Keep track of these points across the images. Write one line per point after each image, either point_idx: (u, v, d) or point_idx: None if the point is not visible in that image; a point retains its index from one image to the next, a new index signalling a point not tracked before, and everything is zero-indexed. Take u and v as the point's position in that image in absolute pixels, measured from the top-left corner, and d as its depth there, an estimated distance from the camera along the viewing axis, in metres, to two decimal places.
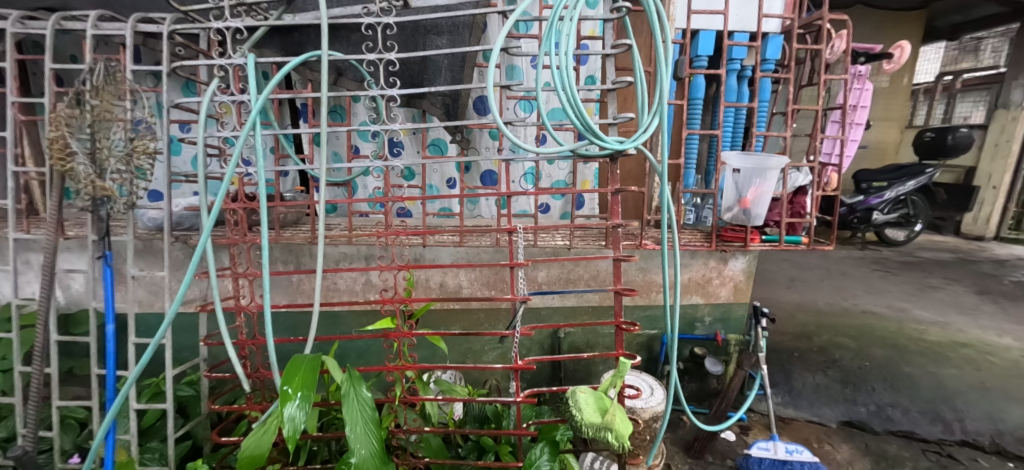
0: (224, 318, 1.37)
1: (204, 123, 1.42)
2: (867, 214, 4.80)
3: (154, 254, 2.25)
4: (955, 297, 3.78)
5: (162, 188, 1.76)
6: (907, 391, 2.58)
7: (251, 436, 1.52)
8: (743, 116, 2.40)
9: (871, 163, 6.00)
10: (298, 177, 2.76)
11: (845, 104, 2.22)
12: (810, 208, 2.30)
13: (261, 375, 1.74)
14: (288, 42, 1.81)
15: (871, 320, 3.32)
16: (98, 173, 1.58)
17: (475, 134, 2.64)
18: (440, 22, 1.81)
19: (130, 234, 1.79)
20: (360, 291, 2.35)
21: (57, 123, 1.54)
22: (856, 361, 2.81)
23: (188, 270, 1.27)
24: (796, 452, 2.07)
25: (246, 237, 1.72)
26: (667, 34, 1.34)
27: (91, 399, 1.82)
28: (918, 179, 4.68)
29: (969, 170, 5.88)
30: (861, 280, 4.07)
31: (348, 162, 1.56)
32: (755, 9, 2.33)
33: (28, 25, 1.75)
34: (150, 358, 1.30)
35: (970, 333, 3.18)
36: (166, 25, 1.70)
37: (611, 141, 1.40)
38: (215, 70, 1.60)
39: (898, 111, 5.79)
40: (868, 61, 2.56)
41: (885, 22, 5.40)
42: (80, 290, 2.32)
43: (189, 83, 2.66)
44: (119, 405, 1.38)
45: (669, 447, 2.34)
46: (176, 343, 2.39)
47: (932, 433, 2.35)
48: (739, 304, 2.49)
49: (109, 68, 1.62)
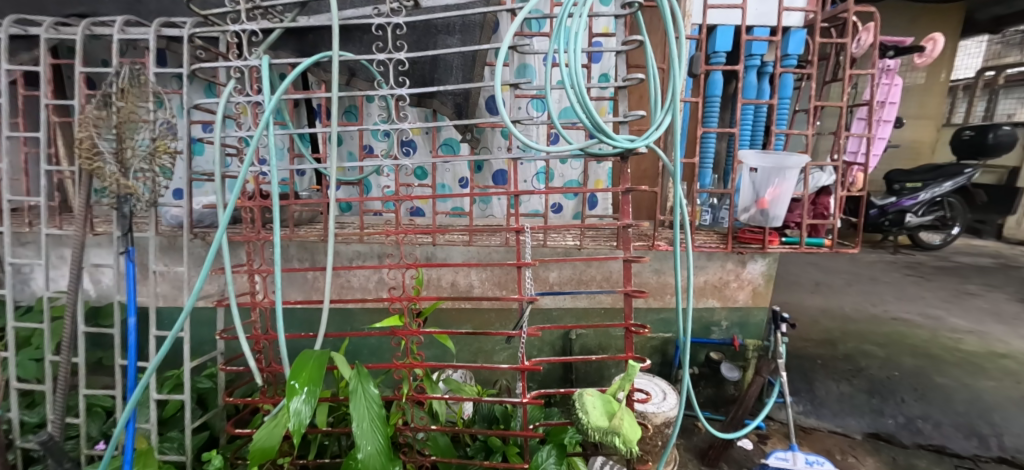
0: (238, 314, 1.41)
1: (222, 122, 1.47)
2: (900, 216, 4.59)
3: (176, 251, 2.33)
4: (995, 305, 3.56)
5: (183, 187, 1.83)
6: (939, 403, 2.44)
7: (262, 429, 1.56)
8: (763, 114, 2.31)
9: (905, 163, 5.73)
10: (313, 177, 2.82)
11: (873, 100, 2.08)
12: (834, 209, 2.19)
13: (272, 369, 1.78)
14: (303, 44, 1.89)
15: (901, 327, 3.16)
16: (122, 172, 1.64)
17: (486, 133, 2.61)
18: (451, 22, 1.85)
19: (153, 230, 1.84)
20: (372, 288, 2.38)
21: (85, 125, 1.61)
22: (884, 370, 2.67)
23: (204, 265, 1.29)
24: (817, 464, 1.97)
25: (260, 234, 1.75)
26: (681, 29, 1.30)
27: (116, 388, 1.89)
28: (956, 180, 4.43)
29: (1012, 170, 5.56)
30: (892, 286, 3.89)
31: (359, 160, 1.57)
32: (775, 3, 2.22)
33: (61, 31, 1.84)
34: (167, 351, 1.32)
35: (1012, 343, 2.98)
36: (186, 28, 1.77)
37: (621, 140, 1.37)
38: (232, 72, 1.64)
39: (936, 109, 5.53)
40: (897, 55, 2.36)
41: (920, 15, 5.16)
42: (109, 284, 2.42)
43: (211, 85, 2.76)
44: (138, 395, 1.42)
45: (683, 454, 2.28)
46: (197, 336, 2.48)
47: (966, 448, 2.23)
48: (757, 308, 2.40)
49: (134, 71, 1.67)
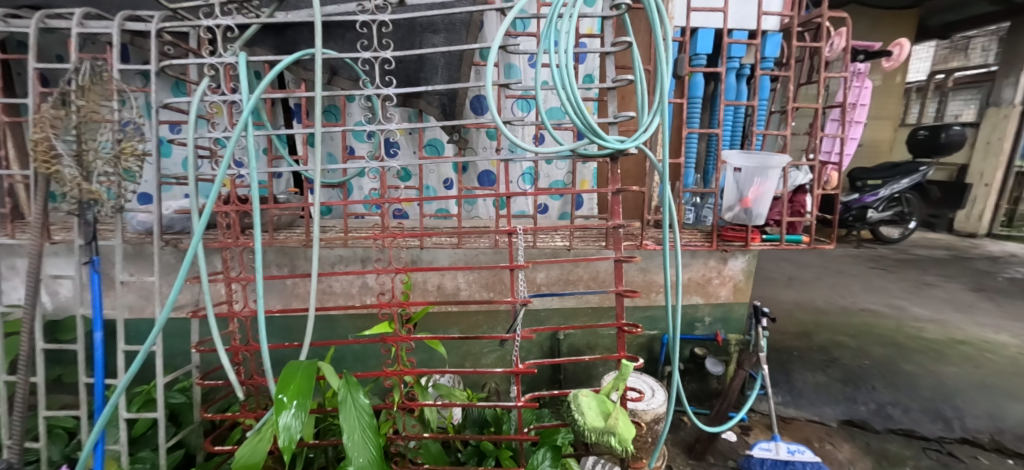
0: (216, 325, 1.33)
1: (195, 123, 1.38)
2: (862, 212, 4.79)
3: (144, 259, 2.20)
4: (951, 294, 3.79)
5: (152, 191, 1.70)
6: (906, 389, 2.58)
7: (245, 445, 1.47)
8: (742, 115, 2.38)
9: (864, 161, 6.06)
10: (291, 179, 2.70)
11: (845, 101, 2.18)
12: (811, 207, 2.27)
13: (255, 381, 1.68)
14: (282, 41, 1.82)
15: (869, 317, 3.32)
16: (84, 176, 1.51)
17: (471, 134, 2.57)
18: (435, 20, 1.78)
19: (119, 238, 1.71)
20: (356, 294, 2.31)
21: (41, 125, 1.48)
22: (856, 360, 2.81)
23: (178, 275, 1.22)
24: (798, 452, 2.05)
25: (239, 241, 1.65)
26: (668, 32, 1.32)
27: (79, 408, 1.74)
28: (912, 177, 4.66)
29: (962, 167, 5.93)
30: (858, 278, 4.09)
31: (342, 163, 1.49)
32: (754, 7, 2.28)
33: (10, 23, 1.68)
34: (140, 366, 1.26)
35: (969, 330, 3.19)
36: (154, 23, 1.63)
37: (612, 141, 1.37)
38: (206, 69, 1.54)
39: (893, 109, 5.83)
40: (867, 59, 2.54)
41: (878, 20, 5.46)
42: (68, 296, 2.26)
43: (179, 82, 2.59)
44: (108, 415, 1.34)
45: (671, 448, 2.32)
46: (167, 349, 2.35)
47: (932, 431, 2.35)
48: (739, 304, 2.47)
49: (96, 68, 1.57)
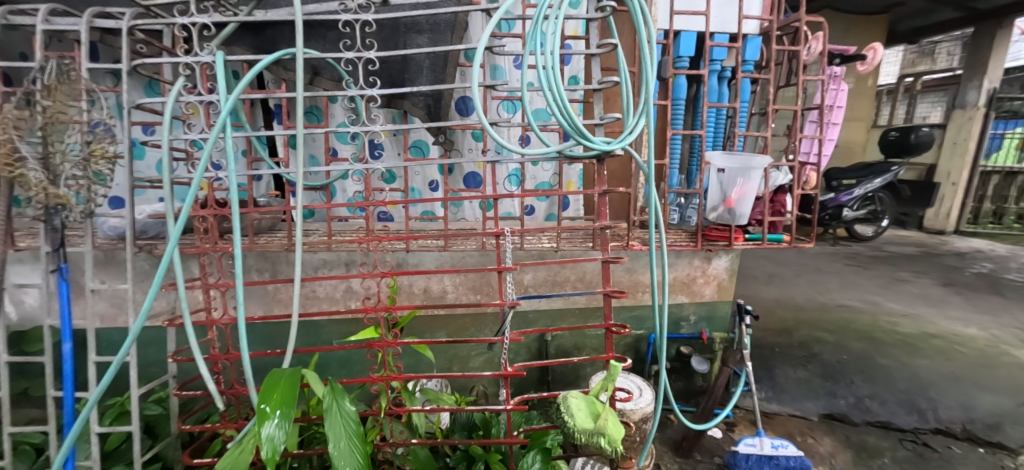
0: (194, 333, 1.29)
1: (169, 124, 1.32)
2: (837, 211, 4.92)
3: (116, 266, 2.11)
4: (923, 289, 3.92)
5: (125, 195, 1.63)
6: (882, 382, 2.65)
7: (226, 457, 1.42)
8: (724, 116, 2.41)
9: (838, 161, 6.23)
10: (271, 182, 2.64)
11: (823, 104, 2.21)
12: (791, 206, 2.34)
13: (235, 391, 1.63)
14: (261, 40, 1.76)
15: (846, 313, 3.41)
16: (50, 180, 1.45)
17: (457, 136, 2.54)
18: (420, 20, 1.77)
19: (90, 244, 1.63)
20: (340, 298, 2.26)
21: (3, 126, 1.41)
22: (835, 355, 2.88)
23: (153, 281, 1.18)
24: (782, 447, 2.08)
25: (218, 246, 1.59)
26: (652, 34, 1.32)
27: (47, 423, 1.66)
28: (884, 177, 4.81)
29: (930, 168, 6.15)
30: (835, 275, 4.20)
31: (324, 165, 1.43)
32: (734, 11, 2.32)
33: None
34: (113, 379, 1.21)
35: (940, 324, 3.30)
36: (126, 20, 1.56)
37: (598, 142, 1.37)
38: (181, 68, 1.48)
39: (866, 111, 6.00)
40: (843, 62, 2.60)
41: (850, 24, 5.63)
42: (34, 305, 2.16)
43: (152, 82, 2.51)
44: (77, 430, 1.27)
45: (658, 447, 2.33)
46: (142, 359, 2.26)
47: (908, 422, 2.42)
48: (723, 302, 2.50)
49: (62, 66, 1.49)
